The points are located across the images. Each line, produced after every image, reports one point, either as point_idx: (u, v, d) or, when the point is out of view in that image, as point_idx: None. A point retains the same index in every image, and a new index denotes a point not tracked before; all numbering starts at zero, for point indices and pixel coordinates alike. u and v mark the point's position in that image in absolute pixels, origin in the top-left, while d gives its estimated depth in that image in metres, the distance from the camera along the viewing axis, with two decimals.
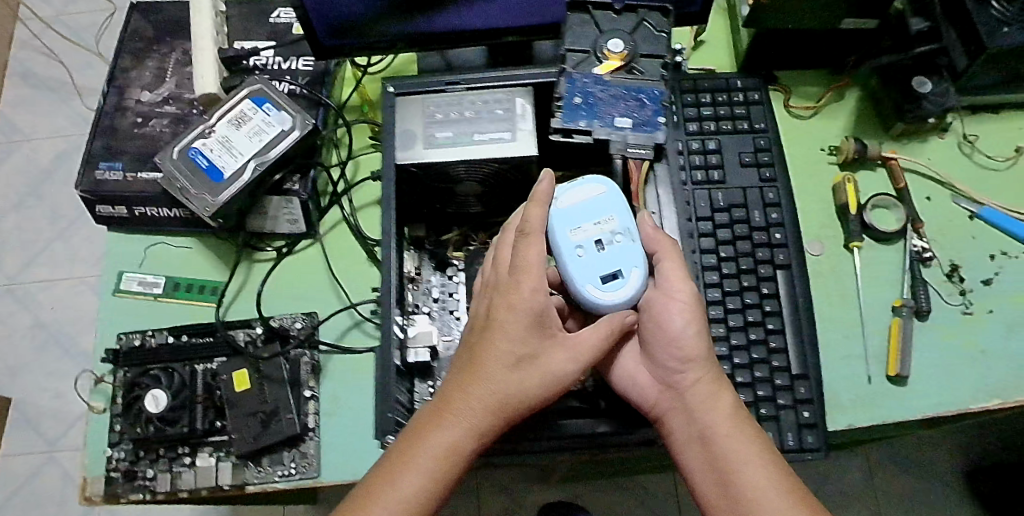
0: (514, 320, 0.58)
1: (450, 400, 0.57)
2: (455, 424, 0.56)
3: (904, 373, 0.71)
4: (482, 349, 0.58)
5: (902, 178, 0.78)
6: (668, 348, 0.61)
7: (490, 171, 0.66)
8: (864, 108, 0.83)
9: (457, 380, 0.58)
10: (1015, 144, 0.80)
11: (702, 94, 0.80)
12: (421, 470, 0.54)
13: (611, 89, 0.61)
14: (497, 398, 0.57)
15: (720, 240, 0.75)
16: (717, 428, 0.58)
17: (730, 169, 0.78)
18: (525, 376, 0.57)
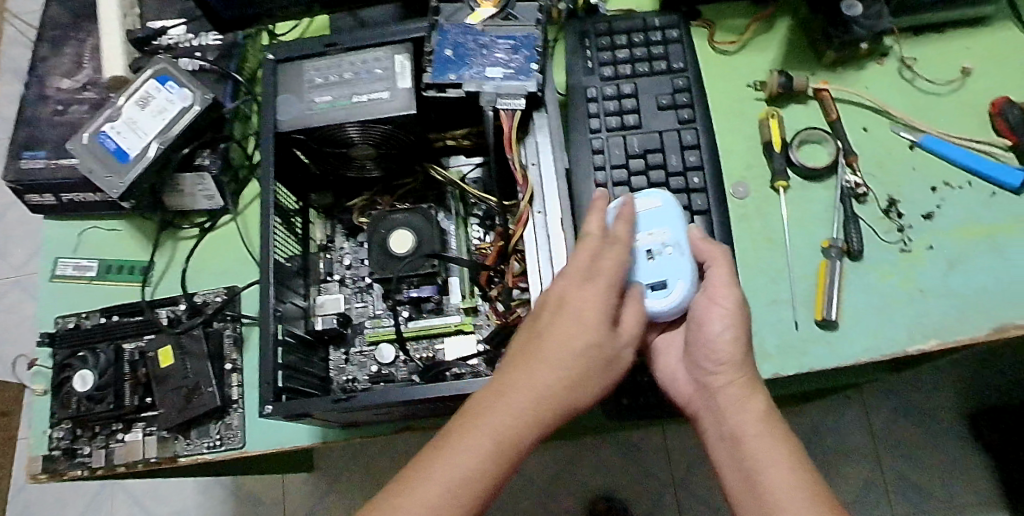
0: (603, 312, 0.53)
1: (490, 398, 0.50)
2: (491, 422, 0.48)
3: (831, 317, 0.68)
4: (549, 340, 0.52)
5: (834, 109, 0.74)
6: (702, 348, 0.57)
7: (382, 135, 0.65)
8: (795, 38, 0.78)
9: (539, 369, 0.51)
10: (959, 65, 0.75)
11: (618, 36, 0.76)
12: (479, 454, 0.47)
13: (482, 40, 0.61)
14: (572, 377, 0.51)
15: (635, 188, 0.71)
16: (747, 430, 0.53)
17: (647, 114, 0.74)
18: (587, 355, 0.52)
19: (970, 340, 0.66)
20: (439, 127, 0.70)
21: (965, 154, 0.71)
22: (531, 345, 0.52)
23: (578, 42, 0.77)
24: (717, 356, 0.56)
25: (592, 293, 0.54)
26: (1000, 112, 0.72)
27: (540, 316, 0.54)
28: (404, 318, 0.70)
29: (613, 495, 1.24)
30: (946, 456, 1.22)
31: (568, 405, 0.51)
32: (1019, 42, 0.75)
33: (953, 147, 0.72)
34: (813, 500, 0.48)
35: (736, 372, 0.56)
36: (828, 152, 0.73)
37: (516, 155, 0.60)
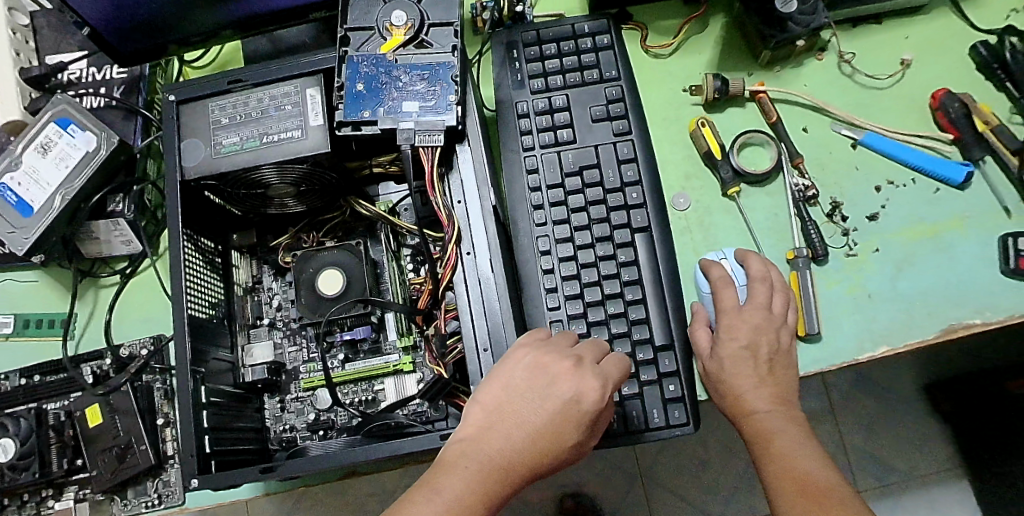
0: (592, 397, 0.49)
1: (474, 474, 0.45)
2: (468, 499, 0.44)
3: (813, 331, 0.66)
4: (528, 412, 0.49)
5: (773, 111, 0.71)
6: (735, 390, 0.62)
7: (300, 173, 0.61)
8: (729, 36, 0.75)
9: (514, 435, 0.48)
10: (899, 57, 0.73)
11: (547, 45, 0.74)
12: (460, 483, 0.45)
13: (394, 72, 0.58)
14: (553, 429, 0.48)
15: (572, 208, 0.69)
16: (792, 456, 0.57)
17: (581, 127, 0.71)
18: (561, 413, 0.49)
19: (918, 344, 0.65)
20: (363, 156, 0.66)
21: (908, 150, 0.70)
22: (510, 408, 0.49)
23: (505, 54, 0.74)
24: (760, 395, 0.61)
25: (584, 368, 0.51)
26: (940, 105, 0.70)
27: (529, 379, 0.50)
28: (340, 361, 0.67)
29: (582, 491, 1.19)
30: (907, 428, 1.24)
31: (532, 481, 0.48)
32: (958, 29, 0.73)
33: (896, 144, 0.70)
34: (845, 495, 0.53)
35: (766, 398, 0.61)
36: (769, 156, 0.71)
37: (440, 195, 0.57)
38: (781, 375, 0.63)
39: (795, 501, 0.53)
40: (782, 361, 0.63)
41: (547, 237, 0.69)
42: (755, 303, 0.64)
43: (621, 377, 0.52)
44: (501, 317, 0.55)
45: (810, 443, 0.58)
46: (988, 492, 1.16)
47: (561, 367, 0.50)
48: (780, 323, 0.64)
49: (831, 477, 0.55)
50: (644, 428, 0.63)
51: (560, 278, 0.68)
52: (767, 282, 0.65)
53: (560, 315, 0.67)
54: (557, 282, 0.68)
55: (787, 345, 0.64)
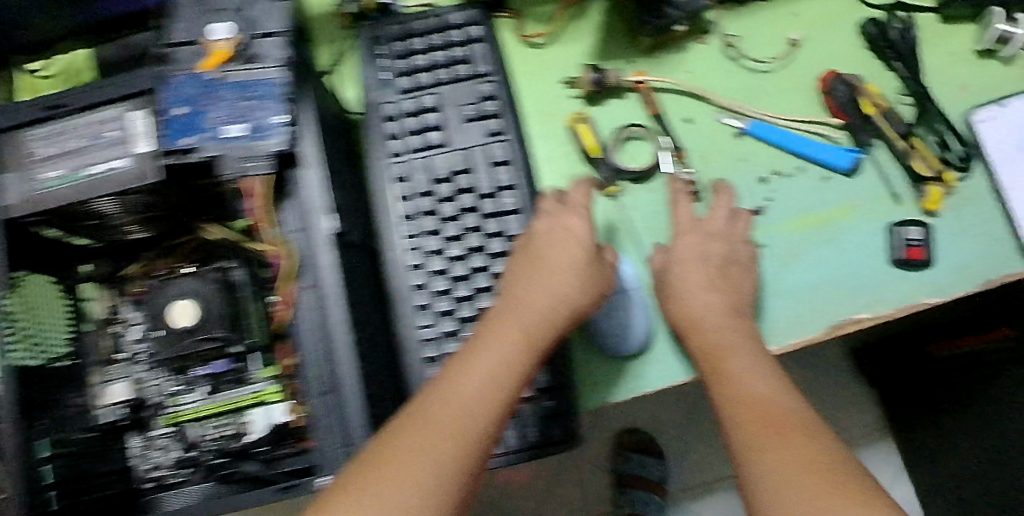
0: (575, 230, 0.62)
1: (509, 331, 0.55)
2: (511, 343, 0.54)
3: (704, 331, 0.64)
4: (547, 265, 0.61)
5: (654, 102, 0.68)
6: (688, 310, 0.64)
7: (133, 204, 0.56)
8: (609, 21, 0.70)
9: (531, 294, 0.59)
10: (787, 37, 0.68)
11: (413, 39, 0.68)
12: (488, 355, 0.53)
13: (218, 92, 0.52)
14: (561, 261, 0.61)
15: (443, 217, 0.65)
16: (743, 379, 0.58)
17: (452, 129, 0.67)
18: (557, 250, 0.62)
19: (804, 341, 0.64)
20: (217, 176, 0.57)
21: (794, 138, 0.67)
22: (529, 265, 0.62)
23: (370, 49, 0.69)
24: (716, 315, 0.63)
25: (571, 209, 0.63)
26: (828, 88, 0.67)
27: (532, 255, 0.62)
28: (204, 393, 0.64)
29: None
30: (833, 391, 1.28)
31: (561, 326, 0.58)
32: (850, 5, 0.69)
33: (783, 130, 0.67)
34: (801, 425, 0.53)
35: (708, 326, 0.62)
36: (648, 150, 0.68)
37: (269, 226, 0.52)
38: (735, 283, 0.64)
39: (747, 422, 0.54)
40: (733, 270, 0.65)
41: (418, 250, 0.65)
42: (715, 212, 0.66)
43: (589, 197, 0.64)
44: (343, 359, 0.51)
45: (766, 368, 0.59)
46: (908, 449, 1.21)
47: (545, 223, 0.63)
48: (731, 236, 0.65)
49: (783, 397, 0.56)
50: (521, 446, 0.62)
51: (432, 293, 0.64)
52: (686, 194, 0.66)
53: (433, 332, 0.64)
54: (430, 297, 0.64)
55: (745, 258, 0.65)
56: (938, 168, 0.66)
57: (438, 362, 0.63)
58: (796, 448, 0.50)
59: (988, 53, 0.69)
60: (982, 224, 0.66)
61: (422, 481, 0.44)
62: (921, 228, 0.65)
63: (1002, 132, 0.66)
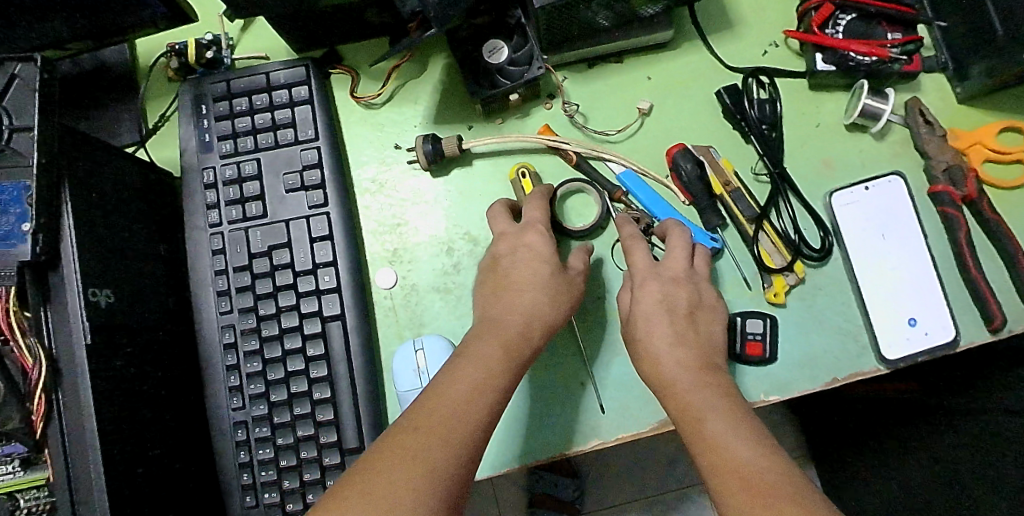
0: (541, 245, 0.58)
1: (488, 348, 0.52)
2: (488, 356, 0.51)
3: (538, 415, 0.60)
4: (521, 280, 0.57)
5: (571, 152, 0.63)
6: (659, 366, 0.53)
7: None
8: (448, 81, 0.66)
9: (506, 315, 0.55)
10: (635, 104, 0.63)
11: (236, 100, 0.65)
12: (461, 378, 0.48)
13: None
14: (530, 273, 0.57)
15: (259, 294, 0.62)
16: (728, 447, 0.45)
17: (274, 199, 0.64)
18: (522, 264, 0.58)
19: (631, 436, 0.59)
20: None
21: (665, 207, 0.62)
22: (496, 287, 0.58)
23: (193, 109, 0.66)
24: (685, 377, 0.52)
25: (530, 227, 0.59)
26: (674, 164, 0.62)
27: (498, 276, 0.59)
28: (19, 465, 0.62)
29: None
30: None
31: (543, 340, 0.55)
32: (703, 69, 0.63)
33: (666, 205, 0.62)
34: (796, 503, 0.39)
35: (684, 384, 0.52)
36: (593, 203, 0.63)
37: (20, 337, 0.50)
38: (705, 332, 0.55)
39: (736, 502, 0.41)
40: (703, 316, 0.56)
41: (231, 327, 0.63)
42: (675, 252, 0.58)
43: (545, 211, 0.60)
44: (96, 465, 0.50)
45: (752, 430, 0.47)
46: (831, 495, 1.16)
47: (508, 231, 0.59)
48: (698, 280, 0.58)
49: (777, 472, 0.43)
50: None
51: (243, 374, 0.62)
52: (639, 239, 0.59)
53: (244, 415, 0.62)
54: (242, 378, 0.62)
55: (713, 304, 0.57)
56: (788, 257, 0.60)
57: (247, 445, 0.61)
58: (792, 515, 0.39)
59: (857, 126, 0.63)
60: (833, 316, 0.61)
61: (418, 483, 0.40)
62: (762, 320, 0.60)
63: (861, 217, 0.61)
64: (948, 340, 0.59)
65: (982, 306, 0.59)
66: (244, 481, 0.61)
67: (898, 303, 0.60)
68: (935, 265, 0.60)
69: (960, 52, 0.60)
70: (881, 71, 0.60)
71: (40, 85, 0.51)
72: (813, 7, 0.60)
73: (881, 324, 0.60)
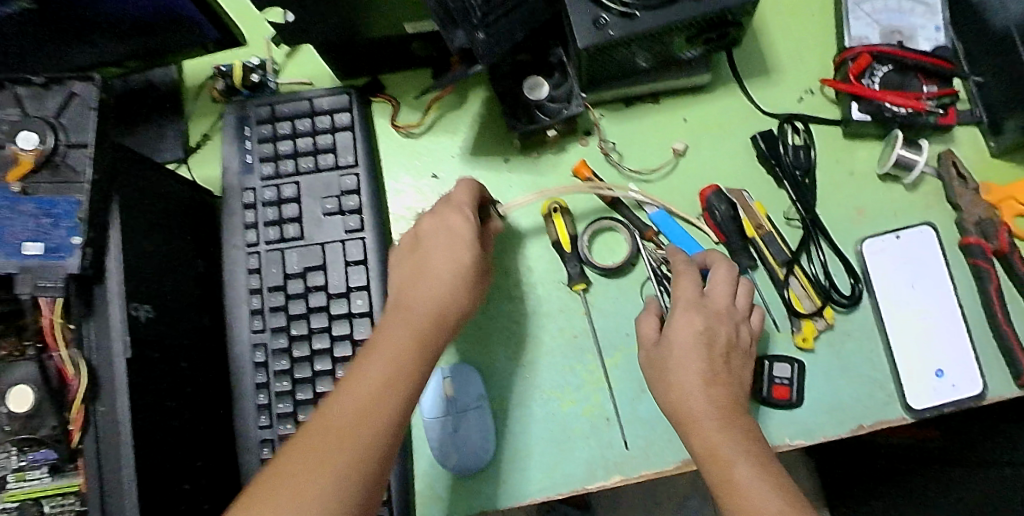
0: (464, 229, 0.55)
1: (398, 339, 0.49)
2: (402, 351, 0.49)
3: (562, 445, 0.61)
4: (438, 259, 0.54)
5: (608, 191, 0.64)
6: (679, 390, 0.54)
7: None
8: (486, 113, 0.67)
9: (425, 297, 0.53)
10: (671, 145, 0.64)
11: (279, 123, 0.66)
12: (377, 365, 0.47)
13: (20, 205, 0.50)
14: (444, 249, 0.55)
15: (292, 314, 0.63)
16: (749, 495, 0.47)
17: (311, 222, 0.65)
18: (433, 242, 0.55)
19: (653, 474, 0.60)
20: None
21: (697, 245, 0.63)
22: (411, 262, 0.55)
23: (237, 131, 0.67)
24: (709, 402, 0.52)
25: (453, 205, 0.56)
26: (707, 204, 0.62)
27: (415, 249, 0.56)
28: (45, 472, 0.63)
29: None
30: None
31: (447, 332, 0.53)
32: (739, 112, 0.64)
33: (697, 246, 0.63)
34: None
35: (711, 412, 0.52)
36: (624, 240, 0.64)
37: (63, 348, 0.50)
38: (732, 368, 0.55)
39: None
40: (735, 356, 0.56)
41: (263, 345, 0.64)
42: (719, 287, 0.57)
43: (474, 197, 0.58)
44: (128, 479, 0.50)
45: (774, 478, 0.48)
46: None
47: (430, 214, 0.56)
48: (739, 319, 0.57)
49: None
50: None
51: (273, 393, 0.63)
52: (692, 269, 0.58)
53: (271, 433, 0.62)
54: (271, 397, 0.63)
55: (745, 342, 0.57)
56: (818, 302, 0.61)
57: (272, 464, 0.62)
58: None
59: (890, 176, 0.63)
60: (862, 364, 0.61)
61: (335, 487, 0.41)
62: (790, 365, 0.60)
63: (893, 265, 0.61)
64: (976, 392, 0.59)
65: (1011, 360, 0.59)
66: None
67: (926, 354, 0.60)
68: (964, 316, 0.60)
69: (995, 107, 0.60)
70: (916, 122, 0.60)
71: (96, 103, 0.52)
72: (851, 57, 0.60)
73: (909, 373, 0.60)
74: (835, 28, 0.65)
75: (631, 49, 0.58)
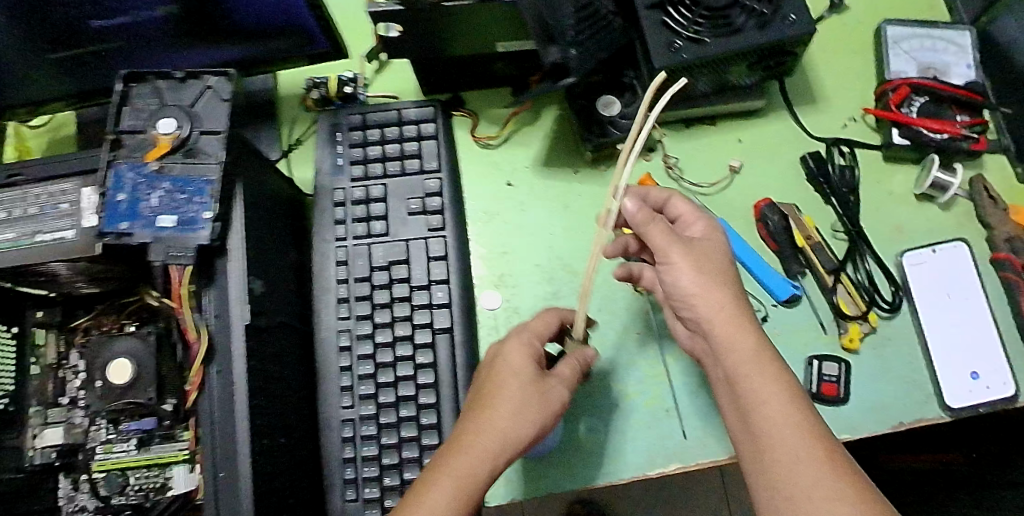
0: (524, 367, 0.56)
1: (439, 477, 0.51)
2: (439, 491, 0.50)
3: (625, 432, 0.66)
4: (498, 390, 0.55)
5: None
6: (713, 288, 0.52)
7: (90, 268, 0.61)
8: (557, 129, 0.74)
9: (477, 430, 0.53)
10: (727, 162, 0.71)
11: (370, 131, 0.73)
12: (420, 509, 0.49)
13: (158, 183, 0.56)
14: (505, 380, 0.55)
15: (376, 303, 0.69)
16: (762, 417, 0.49)
17: (396, 220, 0.71)
18: (495, 374, 0.56)
19: (711, 462, 0.64)
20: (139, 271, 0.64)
21: (753, 253, 0.68)
22: (479, 393, 0.56)
23: (329, 135, 0.74)
24: (742, 310, 0.52)
25: (518, 337, 0.58)
26: (762, 215, 0.69)
27: (482, 381, 0.57)
28: (134, 445, 0.67)
29: None
30: None
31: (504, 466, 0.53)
32: (789, 134, 0.71)
33: (751, 252, 0.68)
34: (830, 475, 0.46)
35: (743, 318, 0.52)
36: None
37: (188, 313, 0.55)
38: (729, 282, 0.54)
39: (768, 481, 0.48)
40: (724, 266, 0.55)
41: (348, 331, 0.68)
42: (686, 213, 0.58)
43: (545, 327, 0.60)
44: (240, 439, 0.54)
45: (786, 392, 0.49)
46: None
47: (496, 349, 0.58)
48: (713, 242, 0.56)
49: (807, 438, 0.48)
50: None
51: (356, 376, 0.67)
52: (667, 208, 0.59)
53: (352, 413, 0.66)
54: (354, 380, 0.67)
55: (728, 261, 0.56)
56: (863, 308, 0.66)
57: (353, 442, 0.66)
58: (823, 505, 0.45)
59: (926, 197, 0.70)
60: (904, 367, 0.66)
61: None
62: (838, 364, 0.65)
63: (931, 277, 0.67)
64: (1009, 394, 0.63)
65: None
66: (347, 476, 0.65)
67: (963, 358, 0.65)
68: (996, 325, 0.66)
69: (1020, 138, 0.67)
70: (951, 148, 0.67)
71: (230, 96, 0.58)
72: (891, 89, 0.68)
73: (947, 375, 0.64)
74: (874, 65, 0.73)
75: (700, 72, 0.65)
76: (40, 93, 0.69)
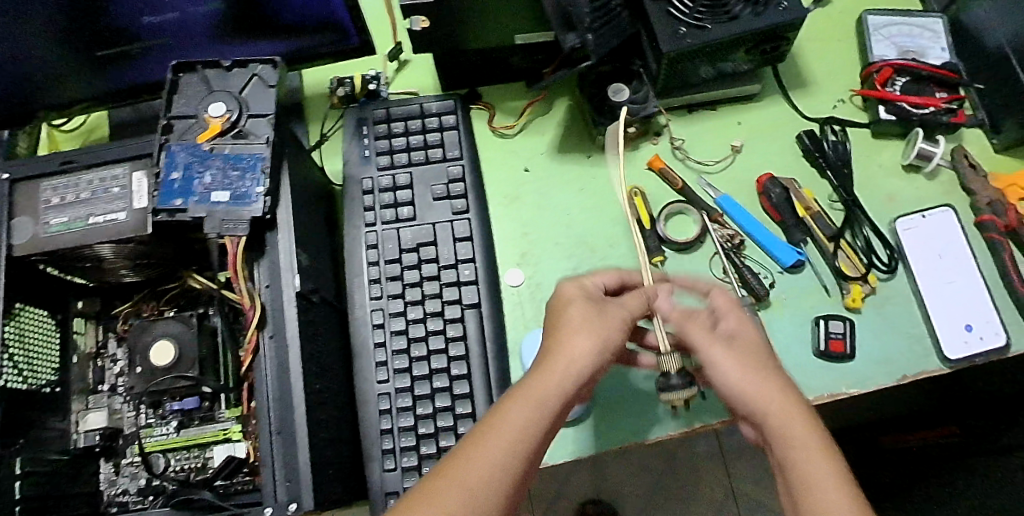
0: (586, 295, 0.54)
1: (511, 403, 0.45)
2: (511, 416, 0.44)
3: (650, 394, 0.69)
4: (568, 310, 0.52)
5: (678, 178, 0.75)
6: (763, 379, 0.50)
7: (139, 250, 0.63)
8: (569, 117, 0.80)
9: (550, 349, 0.49)
10: (729, 142, 0.77)
11: (394, 123, 0.77)
12: (484, 445, 0.42)
13: (210, 161, 0.60)
14: (573, 304, 0.52)
15: (407, 282, 0.72)
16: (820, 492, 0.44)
17: (422, 205, 0.75)
18: (563, 302, 0.54)
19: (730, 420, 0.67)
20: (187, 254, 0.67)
21: (758, 224, 0.73)
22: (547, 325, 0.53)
23: (355, 129, 0.78)
24: (792, 397, 0.49)
25: (584, 279, 0.57)
26: (764, 189, 0.74)
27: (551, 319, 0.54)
28: (175, 427, 0.68)
29: None
30: None
31: (571, 400, 0.47)
32: (783, 116, 0.78)
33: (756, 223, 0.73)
34: None
35: (796, 408, 0.48)
36: (694, 222, 0.74)
37: (243, 282, 0.59)
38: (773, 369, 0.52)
39: None
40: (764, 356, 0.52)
41: (380, 310, 0.72)
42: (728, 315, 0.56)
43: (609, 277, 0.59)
44: (297, 400, 0.57)
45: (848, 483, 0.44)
46: None
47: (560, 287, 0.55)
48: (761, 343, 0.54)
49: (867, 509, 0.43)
50: None
51: (390, 351, 0.70)
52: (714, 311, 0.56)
53: (388, 387, 0.69)
54: (387, 355, 0.70)
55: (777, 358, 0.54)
56: (862, 270, 0.71)
57: (390, 414, 0.68)
58: None
59: (913, 168, 0.76)
60: (903, 324, 0.71)
61: None
62: (843, 322, 0.69)
63: (923, 239, 0.72)
64: (1001, 343, 0.67)
65: None
66: (385, 447, 0.68)
67: (956, 313, 0.69)
68: (985, 281, 0.71)
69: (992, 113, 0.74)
70: (931, 121, 0.74)
71: (274, 82, 0.63)
72: (875, 70, 0.75)
73: (944, 328, 0.69)
74: (857, 51, 0.80)
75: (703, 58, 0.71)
76: (80, 89, 0.72)
